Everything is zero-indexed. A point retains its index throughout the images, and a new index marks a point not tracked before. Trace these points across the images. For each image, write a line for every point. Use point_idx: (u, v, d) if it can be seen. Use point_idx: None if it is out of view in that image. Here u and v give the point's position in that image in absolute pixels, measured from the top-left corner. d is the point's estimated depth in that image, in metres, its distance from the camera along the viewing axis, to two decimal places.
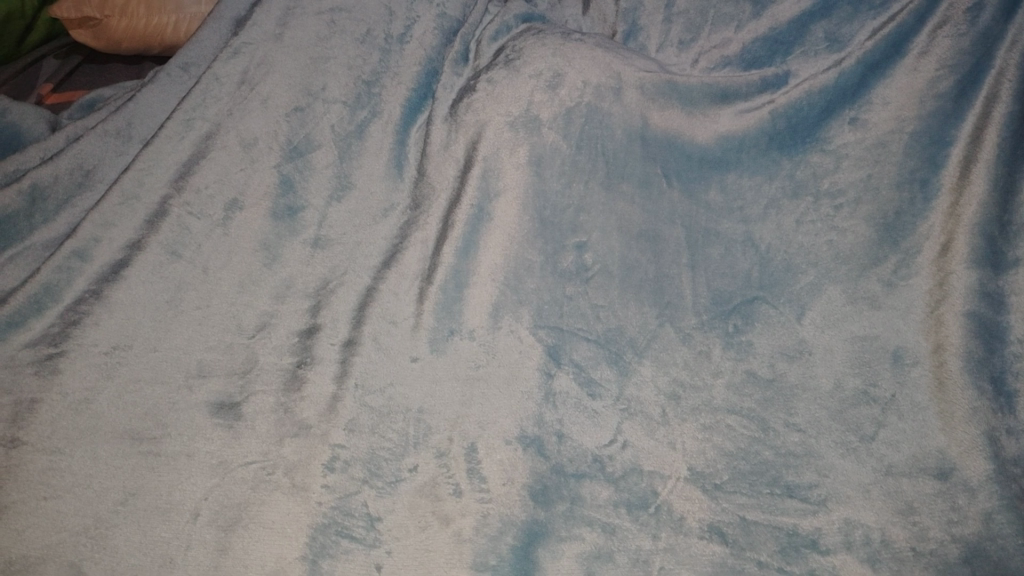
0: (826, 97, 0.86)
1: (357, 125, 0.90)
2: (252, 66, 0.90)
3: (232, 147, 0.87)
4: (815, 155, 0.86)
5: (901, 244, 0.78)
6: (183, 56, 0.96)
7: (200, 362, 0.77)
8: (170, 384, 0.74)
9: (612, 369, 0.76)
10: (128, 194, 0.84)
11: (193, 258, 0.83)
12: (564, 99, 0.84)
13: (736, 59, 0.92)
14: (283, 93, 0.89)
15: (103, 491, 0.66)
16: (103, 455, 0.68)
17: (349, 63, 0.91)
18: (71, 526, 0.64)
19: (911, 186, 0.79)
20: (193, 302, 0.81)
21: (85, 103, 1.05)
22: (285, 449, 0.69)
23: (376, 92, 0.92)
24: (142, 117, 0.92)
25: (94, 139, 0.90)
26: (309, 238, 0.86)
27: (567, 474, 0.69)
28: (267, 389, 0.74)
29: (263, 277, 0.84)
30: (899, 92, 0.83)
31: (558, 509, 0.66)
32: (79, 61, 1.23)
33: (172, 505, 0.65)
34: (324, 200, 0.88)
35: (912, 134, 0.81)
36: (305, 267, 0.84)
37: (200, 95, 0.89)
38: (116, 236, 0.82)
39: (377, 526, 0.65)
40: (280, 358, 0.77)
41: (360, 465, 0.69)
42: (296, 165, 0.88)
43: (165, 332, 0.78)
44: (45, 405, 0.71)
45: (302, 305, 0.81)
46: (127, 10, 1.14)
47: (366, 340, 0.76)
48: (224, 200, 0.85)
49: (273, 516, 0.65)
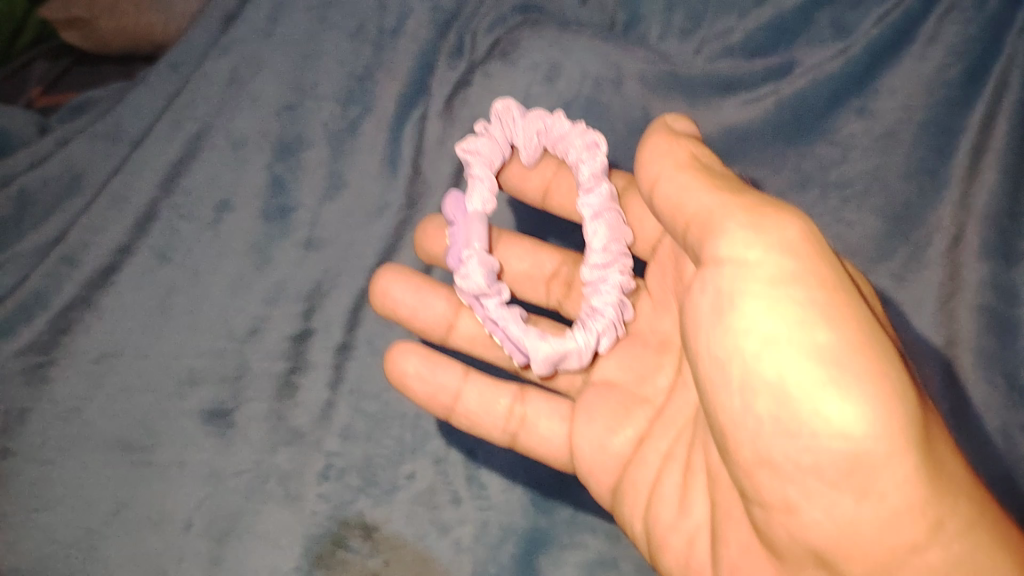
0: (832, 87, 0.81)
1: (351, 121, 0.86)
2: (242, 63, 0.88)
3: (222, 146, 0.85)
4: (822, 146, 0.81)
5: (910, 237, 0.76)
6: (173, 54, 0.90)
7: (192, 369, 0.74)
8: (160, 392, 0.73)
9: None
10: (117, 198, 0.82)
11: (183, 261, 0.80)
12: (563, 91, 0.87)
13: (739, 48, 0.85)
14: (274, 89, 0.86)
15: (94, 501, 0.67)
16: (93, 465, 0.69)
17: (340, 58, 0.87)
18: (63, 538, 0.66)
19: (920, 178, 0.77)
20: (184, 307, 0.77)
21: (74, 105, 1.01)
22: (278, 457, 0.68)
23: (370, 88, 0.87)
24: (129, 116, 0.88)
25: (83, 140, 0.88)
26: (301, 240, 0.81)
27: (568, 478, 0.69)
28: (259, 396, 0.72)
29: (253, 279, 0.79)
30: (906, 81, 0.78)
31: (561, 515, 0.66)
32: (69, 64, 1.18)
33: (164, 515, 0.66)
34: (317, 199, 0.83)
35: (919, 124, 0.77)
36: (296, 270, 0.79)
37: (190, 93, 0.87)
38: (105, 240, 0.80)
39: (373, 534, 0.65)
40: (273, 364, 0.74)
41: (356, 472, 0.68)
42: (287, 165, 0.84)
43: (154, 338, 0.76)
44: (35, 415, 0.71)
45: (296, 309, 0.77)
46: (117, 10, 1.11)
47: (360, 343, 0.76)
48: (213, 202, 0.83)
49: (267, 526, 0.65)
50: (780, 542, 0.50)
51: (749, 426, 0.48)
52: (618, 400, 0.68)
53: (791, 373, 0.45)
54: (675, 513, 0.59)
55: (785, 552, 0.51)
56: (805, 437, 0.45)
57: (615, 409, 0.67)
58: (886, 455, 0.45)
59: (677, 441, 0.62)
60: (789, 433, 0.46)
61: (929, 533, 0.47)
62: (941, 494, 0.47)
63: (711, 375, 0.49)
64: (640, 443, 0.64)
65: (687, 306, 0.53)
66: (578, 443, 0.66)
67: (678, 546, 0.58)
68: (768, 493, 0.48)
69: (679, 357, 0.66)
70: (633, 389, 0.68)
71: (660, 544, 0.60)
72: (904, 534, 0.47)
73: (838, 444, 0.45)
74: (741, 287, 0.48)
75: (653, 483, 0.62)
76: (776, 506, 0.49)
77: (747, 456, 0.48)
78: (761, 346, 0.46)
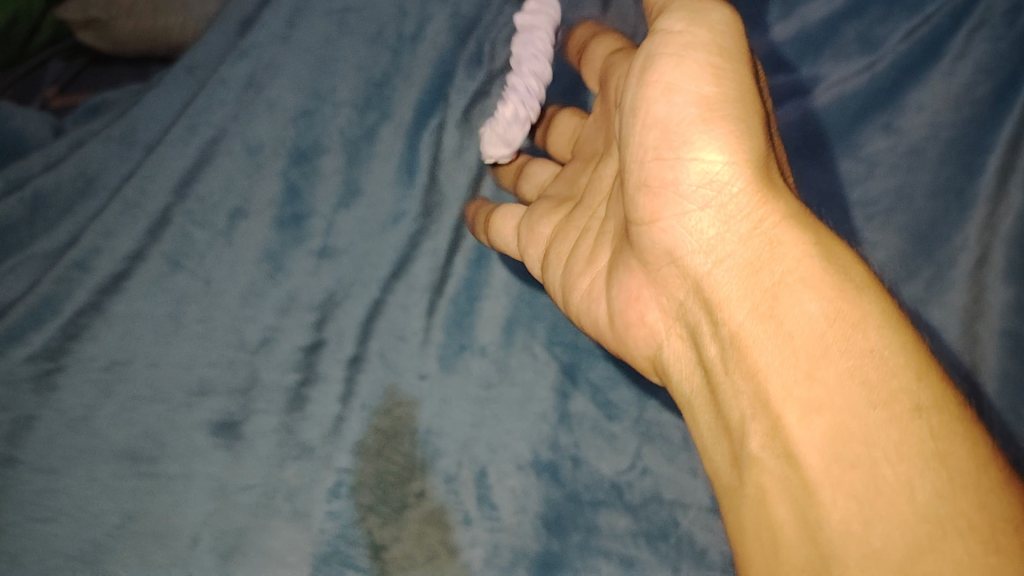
0: (857, 102, 0.79)
1: (366, 128, 0.85)
2: (259, 68, 0.86)
3: (237, 152, 0.83)
4: (845, 163, 0.79)
5: (934, 256, 0.74)
6: (189, 57, 0.89)
7: (202, 379, 0.73)
8: (169, 402, 0.72)
9: (632, 389, 0.72)
10: (130, 203, 0.81)
11: (195, 268, 0.79)
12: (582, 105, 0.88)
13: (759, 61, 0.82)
14: (290, 95, 0.85)
15: (100, 513, 0.66)
16: (100, 476, 0.68)
17: (359, 64, 0.86)
18: (67, 550, 0.65)
19: (947, 197, 0.75)
20: (195, 315, 0.76)
21: (88, 106, 1.01)
22: (287, 472, 0.68)
23: (388, 94, 0.86)
24: (144, 119, 0.87)
25: (96, 144, 0.87)
26: (314, 248, 0.80)
27: (582, 502, 0.67)
28: (269, 408, 0.71)
29: (266, 289, 0.78)
30: (936, 97, 0.77)
31: (574, 539, 0.65)
32: (84, 63, 1.19)
33: (170, 529, 0.65)
34: (332, 206, 0.82)
35: (948, 142, 0.76)
36: (310, 279, 0.78)
37: (206, 97, 0.85)
38: (116, 245, 0.79)
39: (383, 555, 0.64)
40: (283, 375, 0.73)
41: (367, 489, 0.67)
42: (302, 171, 0.83)
43: (165, 348, 0.74)
44: (43, 423, 0.71)
45: (307, 319, 0.76)
46: (133, 11, 1.10)
47: (373, 356, 0.75)
48: (227, 208, 0.81)
49: (275, 544, 0.65)
50: (638, 241, 0.56)
51: (635, 150, 0.52)
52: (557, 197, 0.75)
53: (676, 112, 0.49)
54: (583, 266, 0.66)
55: (643, 252, 0.56)
56: (673, 158, 0.50)
57: (553, 201, 0.74)
58: (736, 178, 0.48)
59: (594, 217, 0.68)
60: (664, 151, 0.50)
61: (773, 236, 0.48)
62: (795, 210, 0.49)
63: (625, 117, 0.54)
64: (560, 224, 0.72)
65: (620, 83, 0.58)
66: (523, 227, 0.75)
67: (583, 288, 0.66)
68: (638, 209, 0.53)
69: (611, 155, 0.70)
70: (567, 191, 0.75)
71: (573, 286, 0.68)
72: (750, 241, 0.49)
73: (696, 163, 0.49)
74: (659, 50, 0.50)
75: (572, 247, 0.69)
76: (643, 220, 0.53)
77: (632, 180, 0.53)
78: (658, 89, 0.50)
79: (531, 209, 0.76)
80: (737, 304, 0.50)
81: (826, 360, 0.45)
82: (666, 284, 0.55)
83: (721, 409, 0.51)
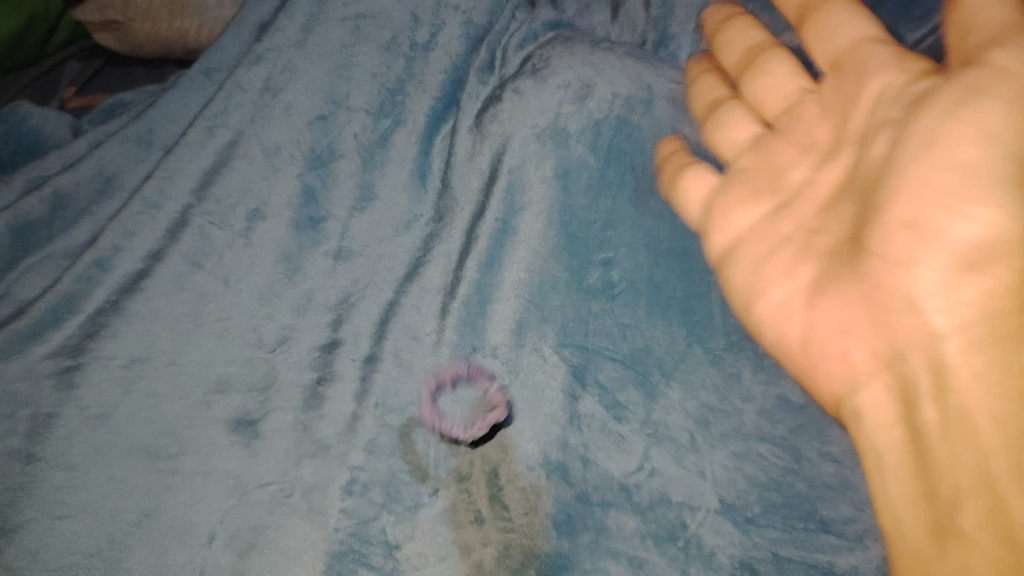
0: None
1: (380, 134, 0.87)
2: (276, 72, 0.88)
3: (255, 156, 0.85)
4: None
5: None
6: (206, 60, 0.94)
7: (219, 377, 0.75)
8: (188, 399, 0.73)
9: (639, 392, 0.73)
10: (149, 203, 0.82)
11: (214, 268, 0.81)
12: (594, 111, 0.81)
13: None
14: (308, 101, 0.87)
15: (118, 510, 0.67)
16: (119, 473, 0.69)
17: (374, 70, 0.88)
18: (85, 547, 0.65)
19: None
20: (214, 314, 0.79)
21: (106, 107, 1.04)
22: (302, 470, 0.69)
23: (400, 100, 0.88)
24: (164, 122, 0.90)
25: (117, 145, 0.89)
26: (331, 250, 0.83)
27: (591, 503, 0.68)
28: (285, 407, 0.73)
29: (283, 289, 0.80)
30: None
31: (583, 540, 0.66)
32: (101, 65, 1.22)
33: (187, 526, 0.66)
34: (347, 210, 0.84)
35: None
36: (327, 280, 0.81)
37: (223, 101, 0.87)
38: (137, 245, 0.81)
39: (395, 553, 0.65)
40: (300, 374, 0.75)
41: (379, 488, 0.68)
42: (318, 174, 0.86)
43: (185, 347, 0.77)
44: (62, 420, 0.71)
45: (323, 319, 0.79)
46: (150, 13, 1.11)
47: (387, 356, 0.76)
48: (245, 210, 0.83)
49: (289, 541, 0.65)
50: (869, 280, 0.63)
51: (905, 192, 0.60)
52: (757, 186, 0.76)
53: (987, 159, 0.57)
54: (779, 272, 0.71)
55: (872, 289, 0.63)
56: (959, 213, 0.58)
57: (746, 191, 0.76)
58: (1007, 232, 0.56)
59: (799, 224, 0.72)
60: (951, 203, 0.58)
61: (986, 289, 0.57)
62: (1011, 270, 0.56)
63: (896, 158, 0.62)
64: (759, 220, 0.74)
65: (906, 105, 0.64)
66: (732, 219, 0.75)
67: (776, 296, 0.70)
68: (892, 250, 0.61)
69: (823, 152, 0.72)
70: (771, 182, 0.75)
71: (760, 296, 0.72)
72: (967, 289, 0.58)
73: (979, 217, 0.57)
74: (975, 99, 0.58)
75: (762, 253, 0.73)
76: (897, 259, 0.61)
77: (908, 212, 0.60)
78: (969, 136, 0.58)
79: (725, 185, 0.77)
80: (964, 351, 0.58)
81: (1010, 415, 0.55)
82: (897, 329, 0.62)
83: (923, 462, 0.59)
